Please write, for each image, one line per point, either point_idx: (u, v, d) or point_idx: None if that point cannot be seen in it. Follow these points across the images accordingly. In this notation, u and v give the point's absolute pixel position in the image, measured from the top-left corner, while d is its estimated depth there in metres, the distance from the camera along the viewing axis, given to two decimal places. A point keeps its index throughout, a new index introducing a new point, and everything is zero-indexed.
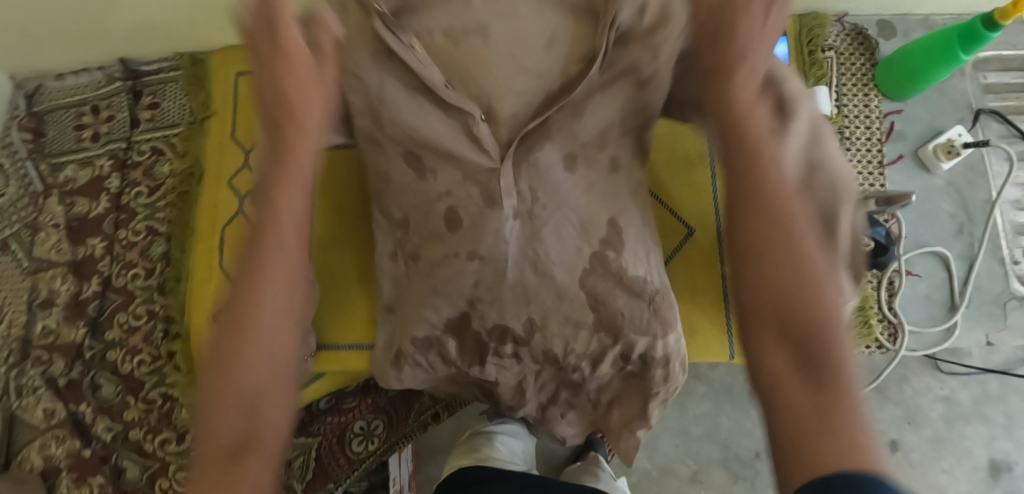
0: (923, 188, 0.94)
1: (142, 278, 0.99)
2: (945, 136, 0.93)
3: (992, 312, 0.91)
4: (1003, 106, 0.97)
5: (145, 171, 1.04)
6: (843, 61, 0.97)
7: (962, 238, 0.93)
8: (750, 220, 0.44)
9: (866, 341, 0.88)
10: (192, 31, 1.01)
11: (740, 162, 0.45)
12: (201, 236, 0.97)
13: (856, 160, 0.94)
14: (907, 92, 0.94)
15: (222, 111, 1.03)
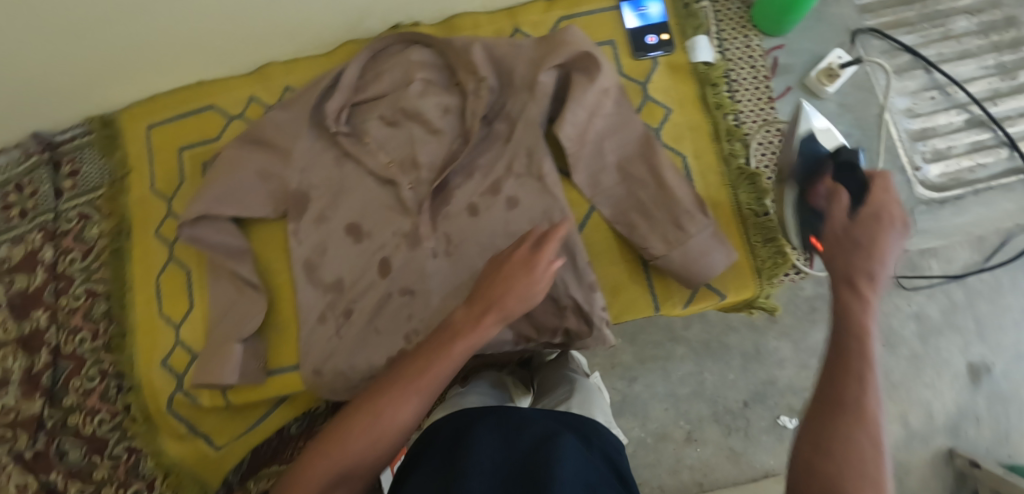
0: (817, 114, 0.97)
1: (89, 341, 1.02)
2: (826, 61, 0.96)
3: None
4: (879, 23, 1.01)
5: (76, 236, 1.06)
6: (718, 8, 1.00)
7: (860, 155, 0.96)
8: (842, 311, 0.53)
9: (786, 269, 0.91)
10: (94, 96, 1.04)
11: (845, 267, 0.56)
12: (138, 289, 1.01)
13: (746, 100, 0.97)
14: (783, 27, 0.97)
15: (139, 167, 1.06)
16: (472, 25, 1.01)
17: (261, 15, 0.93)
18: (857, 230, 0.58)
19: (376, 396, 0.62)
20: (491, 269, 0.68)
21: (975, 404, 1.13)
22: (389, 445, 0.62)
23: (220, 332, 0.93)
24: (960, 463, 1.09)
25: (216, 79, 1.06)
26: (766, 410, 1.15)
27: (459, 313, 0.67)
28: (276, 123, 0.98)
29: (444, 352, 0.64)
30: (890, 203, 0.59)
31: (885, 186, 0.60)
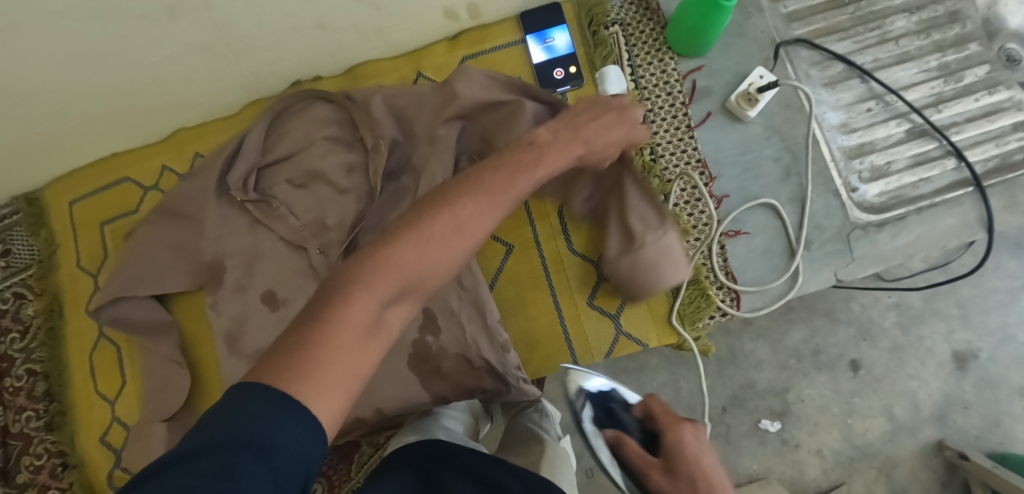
0: (741, 139, 0.91)
1: (34, 419, 1.02)
2: (747, 82, 0.89)
3: (835, 247, 0.89)
4: (809, 32, 0.95)
5: (14, 316, 1.06)
6: (630, 32, 0.94)
7: (790, 181, 0.90)
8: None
9: (710, 312, 0.87)
10: (10, 181, 1.03)
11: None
12: (75, 366, 1.02)
13: (664, 131, 0.91)
14: (700, 48, 0.90)
15: (66, 244, 1.06)
16: (375, 73, 0.99)
17: (155, 89, 0.92)
18: (678, 472, 0.55)
19: (386, 242, 0.47)
20: (503, 156, 0.56)
21: (963, 393, 1.12)
22: (397, 284, 0.47)
23: (150, 409, 0.95)
24: (948, 455, 1.08)
25: (129, 150, 1.05)
26: (745, 414, 1.14)
27: (497, 163, 0.55)
28: (187, 195, 0.96)
29: (473, 195, 0.51)
30: (715, 470, 0.54)
31: (693, 438, 0.57)
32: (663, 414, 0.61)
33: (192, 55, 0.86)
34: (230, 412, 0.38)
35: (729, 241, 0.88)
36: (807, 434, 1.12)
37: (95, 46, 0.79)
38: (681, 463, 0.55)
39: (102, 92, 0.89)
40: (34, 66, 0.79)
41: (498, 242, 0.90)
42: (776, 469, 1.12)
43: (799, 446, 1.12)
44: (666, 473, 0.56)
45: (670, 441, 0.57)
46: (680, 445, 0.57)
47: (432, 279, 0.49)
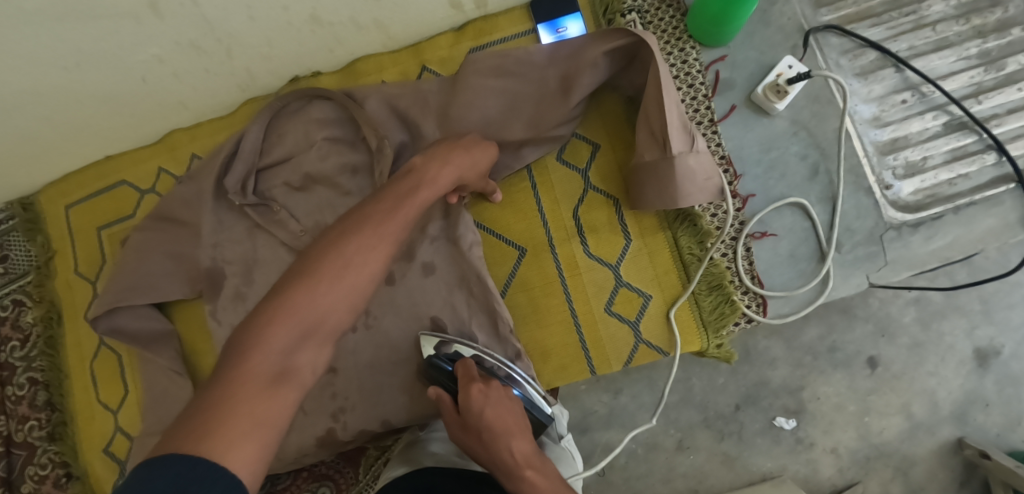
0: (766, 135, 0.85)
1: (38, 428, 1.00)
2: (775, 73, 0.83)
3: (868, 249, 0.84)
4: (839, 18, 0.88)
5: (13, 324, 1.04)
6: (649, 20, 0.88)
7: (819, 180, 0.84)
8: (489, 450, 0.62)
9: (734, 319, 0.82)
10: (5, 186, 1.00)
11: (480, 448, 0.63)
12: (76, 375, 1.00)
13: None
14: (722, 37, 0.84)
15: (63, 250, 1.03)
16: (375, 68, 0.93)
17: (145, 91, 0.88)
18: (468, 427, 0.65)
19: (284, 296, 0.53)
20: (367, 209, 0.60)
21: (984, 390, 1.03)
22: (294, 331, 0.53)
23: (150, 420, 0.92)
24: (970, 454, 1.00)
25: (124, 153, 1.02)
26: (760, 412, 1.04)
27: (372, 210, 0.60)
28: (184, 198, 0.93)
29: (357, 246, 0.56)
30: (504, 415, 0.65)
31: (479, 391, 0.66)
32: (468, 381, 0.67)
33: (179, 55, 0.82)
34: (151, 471, 0.42)
35: (755, 244, 0.84)
36: (823, 433, 1.03)
37: (76, 47, 0.77)
38: (467, 413, 0.65)
39: (90, 96, 0.86)
40: (16, 71, 0.78)
41: (508, 245, 0.85)
42: (790, 468, 1.03)
43: (814, 445, 1.03)
44: (463, 427, 0.65)
45: (469, 407, 0.64)
46: (476, 410, 0.64)
47: (329, 321, 0.54)
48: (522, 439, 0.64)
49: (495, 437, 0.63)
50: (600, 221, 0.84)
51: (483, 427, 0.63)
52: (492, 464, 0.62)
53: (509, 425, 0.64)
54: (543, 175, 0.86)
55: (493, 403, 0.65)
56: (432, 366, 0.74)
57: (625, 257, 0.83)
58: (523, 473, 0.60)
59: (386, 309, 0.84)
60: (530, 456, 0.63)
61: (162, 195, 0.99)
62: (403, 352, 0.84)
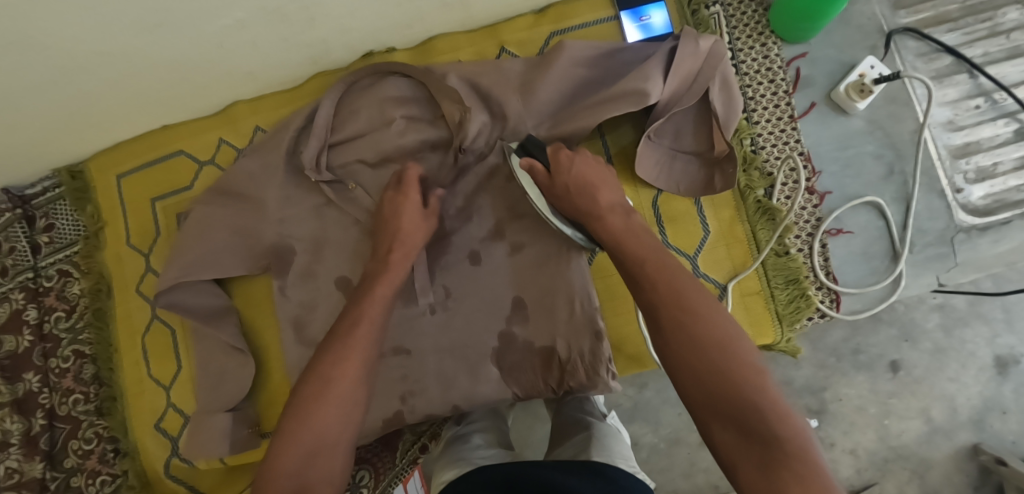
0: (842, 133, 0.86)
1: (83, 402, 0.99)
2: (857, 72, 0.84)
3: (938, 251, 0.85)
4: (917, 21, 0.89)
5: (58, 294, 1.02)
6: (731, 12, 0.88)
7: (893, 180, 0.85)
8: (577, 200, 0.71)
9: (808, 313, 0.83)
10: (58, 152, 0.97)
11: (565, 195, 0.73)
12: (124, 350, 0.97)
13: (765, 120, 0.86)
14: (806, 33, 0.85)
15: (113, 220, 1.00)
16: (451, 46, 0.92)
17: (216, 57, 0.84)
18: (553, 180, 0.73)
19: (281, 429, 0.60)
20: (338, 328, 0.68)
21: (1002, 397, 0.96)
22: (300, 453, 0.59)
23: (207, 398, 0.90)
24: (986, 461, 0.93)
25: (181, 123, 0.99)
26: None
27: (339, 329, 0.67)
28: (248, 173, 0.90)
29: (333, 366, 0.63)
30: (592, 171, 0.74)
31: (569, 155, 0.74)
32: (557, 152, 0.75)
33: (261, 21, 0.79)
34: None
35: (830, 240, 0.85)
36: (843, 434, 0.98)
37: (157, 7, 0.72)
38: (558, 166, 0.74)
39: (161, 62, 0.82)
40: (91, 27, 0.73)
41: None
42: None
43: (834, 445, 0.98)
44: (551, 186, 0.73)
45: (559, 167, 0.73)
46: (565, 170, 0.73)
47: (331, 436, 0.61)
48: (607, 192, 0.72)
49: (587, 188, 0.71)
50: (677, 208, 0.86)
51: (571, 185, 0.72)
52: (571, 197, 0.72)
53: (594, 180, 0.73)
54: (623, 164, 0.87)
55: (583, 167, 0.73)
56: (521, 146, 0.81)
57: (702, 248, 0.84)
58: (603, 217, 0.68)
59: (468, 288, 0.86)
60: (613, 205, 0.70)
61: (223, 168, 0.96)
62: (477, 331, 0.85)
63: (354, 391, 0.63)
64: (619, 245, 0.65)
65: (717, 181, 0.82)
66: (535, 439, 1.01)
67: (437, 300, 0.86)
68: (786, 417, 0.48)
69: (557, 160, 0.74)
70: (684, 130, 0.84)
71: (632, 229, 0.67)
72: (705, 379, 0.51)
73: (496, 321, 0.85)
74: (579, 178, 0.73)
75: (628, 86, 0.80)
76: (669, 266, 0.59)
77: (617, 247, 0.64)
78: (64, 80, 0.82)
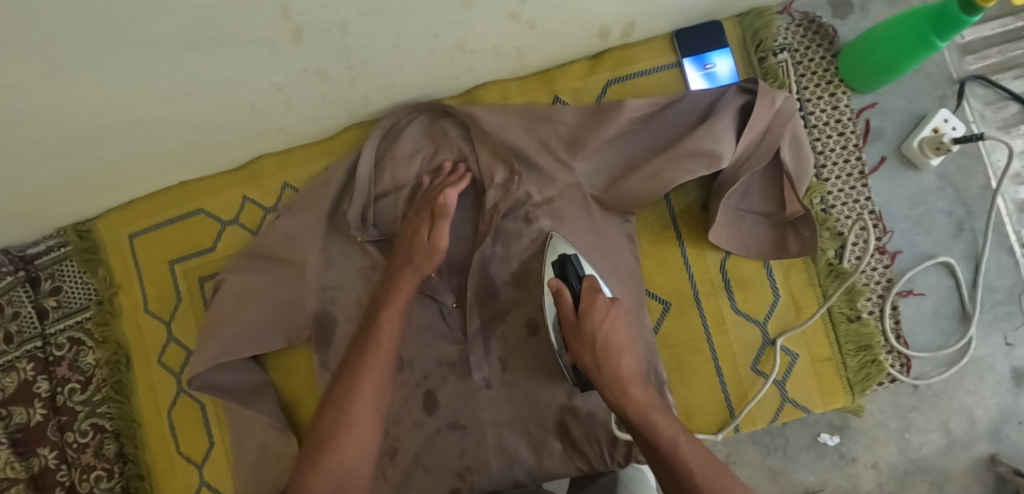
0: (915, 190, 0.83)
1: (106, 480, 0.92)
2: (931, 127, 0.81)
3: (1005, 310, 0.84)
4: (984, 66, 0.85)
5: (70, 365, 0.94)
6: (799, 59, 0.84)
7: (963, 237, 0.83)
8: (602, 361, 0.64)
9: (880, 379, 0.81)
10: (63, 213, 0.87)
11: (589, 357, 0.65)
12: (150, 425, 0.91)
13: (835, 177, 0.83)
14: (878, 85, 0.81)
15: (129, 283, 0.92)
16: (501, 95, 0.86)
17: (247, 118, 0.75)
18: (580, 324, 0.66)
19: (307, 465, 0.65)
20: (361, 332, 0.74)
21: (1020, 409, 0.84)
22: (328, 481, 0.65)
23: (246, 482, 0.85)
24: (1003, 472, 0.82)
25: (201, 178, 0.89)
26: (805, 427, 0.88)
27: (353, 358, 0.71)
28: (286, 234, 0.83)
29: (350, 388, 0.69)
30: (620, 329, 0.66)
31: (604, 307, 0.66)
32: (592, 292, 0.67)
33: (300, 83, 0.70)
34: None
35: (901, 302, 0.82)
36: (865, 448, 0.86)
37: (189, 75, 0.62)
38: (591, 316, 0.65)
39: (188, 126, 0.72)
40: (116, 103, 0.64)
41: (654, 298, 0.82)
42: (831, 483, 0.86)
43: (855, 461, 0.86)
44: (578, 333, 0.66)
45: (590, 316, 0.65)
46: (597, 320, 0.65)
47: (352, 456, 0.67)
48: (630, 358, 0.66)
49: (613, 351, 0.64)
50: (743, 270, 0.82)
51: (602, 345, 0.64)
52: (600, 371, 0.64)
53: (623, 338, 0.66)
54: (689, 225, 0.83)
55: (613, 319, 0.66)
56: (560, 262, 0.72)
57: (772, 313, 0.81)
58: (626, 387, 0.63)
59: (528, 360, 0.81)
60: (635, 374, 0.64)
61: (250, 231, 0.89)
62: (540, 405, 0.81)
63: (363, 413, 0.68)
64: (659, 439, 0.60)
65: (794, 246, 0.77)
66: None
67: (495, 373, 0.82)
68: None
69: (582, 308, 0.66)
70: (753, 191, 0.79)
71: (657, 406, 0.63)
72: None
73: (558, 392, 0.81)
74: (610, 332, 0.65)
75: (697, 145, 0.74)
76: (723, 476, 0.58)
77: (649, 427, 0.61)
78: (77, 151, 0.72)
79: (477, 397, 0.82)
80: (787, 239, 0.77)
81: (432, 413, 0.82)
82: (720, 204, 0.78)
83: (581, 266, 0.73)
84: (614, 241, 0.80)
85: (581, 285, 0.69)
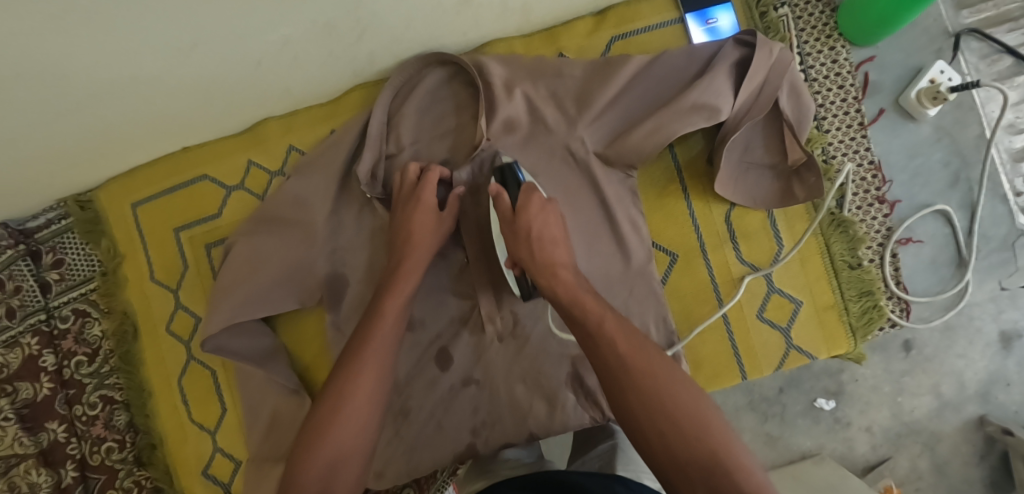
0: (912, 141, 0.86)
1: (117, 451, 0.92)
2: (928, 78, 0.83)
3: (1001, 256, 0.86)
4: (979, 20, 0.87)
5: (76, 338, 0.93)
6: (799, 14, 0.86)
7: (959, 187, 0.85)
8: (535, 251, 0.67)
9: (881, 324, 0.83)
10: (65, 182, 0.86)
11: (527, 251, 0.68)
12: (160, 394, 0.91)
13: (835, 129, 0.85)
14: (875, 37, 0.83)
15: (133, 253, 0.92)
16: (506, 52, 0.86)
17: (254, 76, 0.74)
18: (518, 218, 0.69)
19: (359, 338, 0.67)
20: (350, 344, 0.67)
21: (1006, 371, 0.90)
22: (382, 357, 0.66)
23: (261, 446, 0.84)
24: (992, 431, 0.89)
25: (204, 144, 0.88)
26: (801, 393, 0.94)
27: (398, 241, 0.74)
28: (296, 195, 0.82)
29: (395, 287, 0.71)
30: (552, 223, 0.70)
31: (538, 205, 0.70)
32: (529, 191, 0.71)
33: (308, 37, 0.69)
34: None
35: (900, 250, 0.85)
36: (860, 413, 0.93)
37: (194, 29, 0.61)
38: (524, 211, 0.69)
39: (192, 83, 0.70)
40: (118, 59, 0.62)
41: (660, 249, 0.84)
42: (827, 447, 0.93)
43: (850, 424, 0.93)
44: (512, 228, 0.69)
45: (525, 211, 0.69)
46: (530, 214, 0.69)
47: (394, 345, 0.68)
48: (562, 249, 0.68)
49: (544, 243, 0.68)
50: (747, 221, 0.84)
51: (534, 234, 0.67)
52: (533, 260, 0.67)
53: (556, 232, 0.69)
54: (694, 179, 0.84)
55: (546, 214, 0.70)
56: (500, 170, 0.74)
57: (778, 263, 0.83)
58: (557, 273, 0.66)
59: (539, 315, 0.82)
60: (567, 264, 0.67)
61: (258, 195, 0.88)
62: (552, 359, 0.81)
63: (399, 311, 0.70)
64: (581, 308, 0.61)
65: (800, 191, 0.78)
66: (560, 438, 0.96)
67: (507, 327, 0.82)
68: (756, 481, 0.49)
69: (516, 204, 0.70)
70: (755, 144, 0.80)
71: (586, 289, 0.64)
72: (670, 442, 0.52)
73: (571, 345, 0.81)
74: (545, 225, 0.69)
75: (698, 99, 0.75)
76: (649, 352, 0.57)
77: (576, 308, 0.62)
78: (78, 110, 0.70)
79: (488, 353, 0.82)
80: (794, 185, 0.79)
81: (446, 368, 0.83)
82: (724, 156, 0.79)
83: (522, 174, 0.75)
84: (620, 196, 0.81)
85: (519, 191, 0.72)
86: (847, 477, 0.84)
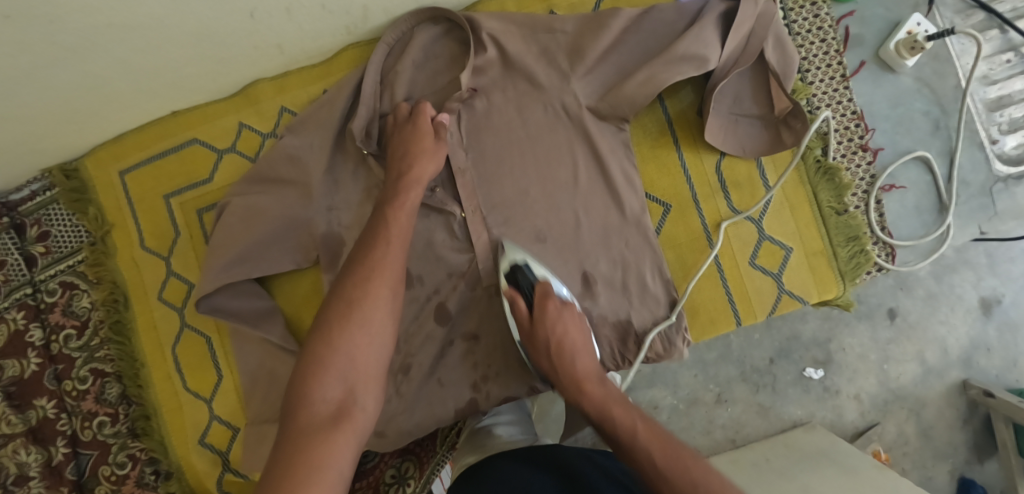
0: (894, 92, 0.89)
1: (109, 425, 0.90)
2: (906, 30, 0.86)
3: (980, 203, 0.90)
4: None
5: (64, 310, 0.91)
6: None
7: (939, 135, 0.89)
8: (557, 364, 0.72)
9: (868, 268, 0.86)
10: (52, 145, 0.84)
11: (549, 363, 0.74)
12: (152, 363, 0.90)
13: (819, 81, 0.87)
14: None
15: (122, 221, 0.90)
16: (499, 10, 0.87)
17: (247, 28, 0.74)
18: (536, 320, 0.74)
19: (364, 261, 0.67)
20: (355, 253, 0.68)
21: (986, 335, 0.94)
22: (389, 283, 0.66)
23: (261, 409, 0.84)
24: (974, 394, 0.93)
25: (195, 107, 0.88)
26: (791, 363, 0.96)
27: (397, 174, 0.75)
28: (292, 153, 0.82)
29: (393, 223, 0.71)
30: (573, 326, 0.74)
31: (553, 313, 0.74)
32: (544, 297, 0.74)
33: None
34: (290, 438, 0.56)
35: (884, 196, 0.88)
36: (848, 381, 0.96)
37: None
38: (541, 322, 0.73)
39: (183, 33, 0.70)
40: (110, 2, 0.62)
41: (653, 201, 0.86)
42: (818, 414, 0.96)
43: (839, 392, 0.96)
44: (533, 337, 0.74)
45: (543, 322, 0.73)
46: (547, 325, 0.73)
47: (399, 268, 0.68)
48: (586, 356, 0.73)
49: (565, 352, 0.73)
50: (735, 170, 0.85)
51: (554, 345, 0.72)
52: (558, 370, 0.72)
53: (577, 338, 0.74)
54: (685, 130, 0.86)
55: (569, 326, 0.74)
56: (512, 271, 0.77)
57: (767, 210, 0.85)
58: (582, 387, 0.71)
59: None
60: (591, 373, 0.72)
61: (250, 157, 0.88)
62: None
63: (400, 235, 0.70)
64: (614, 423, 0.66)
65: (788, 136, 0.80)
66: (556, 413, 0.98)
67: None
68: None
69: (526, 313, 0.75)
70: (744, 95, 0.82)
71: (615, 399, 0.68)
72: None
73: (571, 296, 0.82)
74: (565, 334, 0.74)
75: (688, 48, 0.77)
76: (680, 448, 0.60)
77: (609, 422, 0.66)
78: (67, 61, 0.69)
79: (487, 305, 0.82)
80: (782, 131, 0.81)
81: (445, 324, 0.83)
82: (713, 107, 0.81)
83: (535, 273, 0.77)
84: (614, 150, 0.82)
85: (535, 292, 0.75)
86: (836, 442, 0.87)
